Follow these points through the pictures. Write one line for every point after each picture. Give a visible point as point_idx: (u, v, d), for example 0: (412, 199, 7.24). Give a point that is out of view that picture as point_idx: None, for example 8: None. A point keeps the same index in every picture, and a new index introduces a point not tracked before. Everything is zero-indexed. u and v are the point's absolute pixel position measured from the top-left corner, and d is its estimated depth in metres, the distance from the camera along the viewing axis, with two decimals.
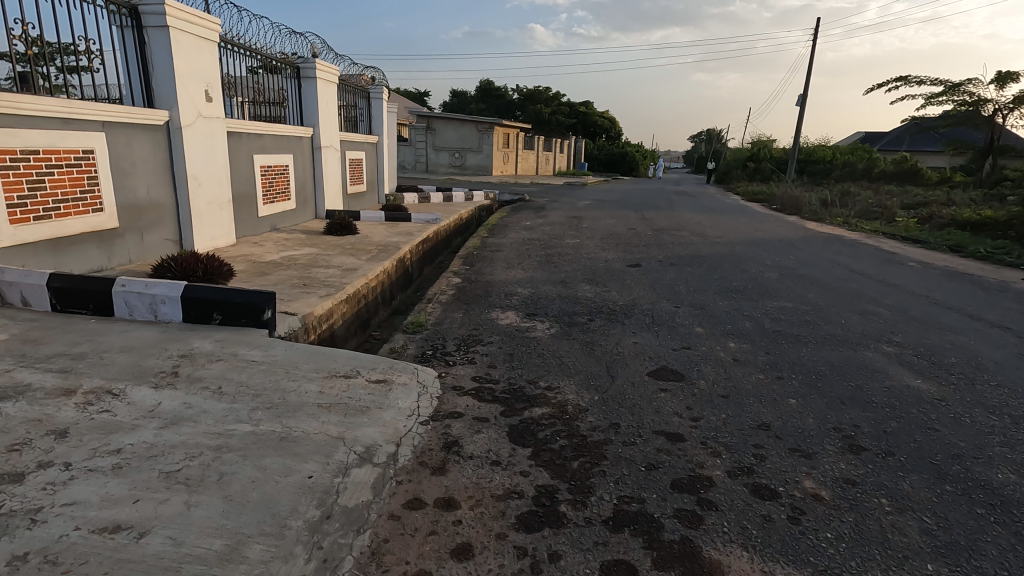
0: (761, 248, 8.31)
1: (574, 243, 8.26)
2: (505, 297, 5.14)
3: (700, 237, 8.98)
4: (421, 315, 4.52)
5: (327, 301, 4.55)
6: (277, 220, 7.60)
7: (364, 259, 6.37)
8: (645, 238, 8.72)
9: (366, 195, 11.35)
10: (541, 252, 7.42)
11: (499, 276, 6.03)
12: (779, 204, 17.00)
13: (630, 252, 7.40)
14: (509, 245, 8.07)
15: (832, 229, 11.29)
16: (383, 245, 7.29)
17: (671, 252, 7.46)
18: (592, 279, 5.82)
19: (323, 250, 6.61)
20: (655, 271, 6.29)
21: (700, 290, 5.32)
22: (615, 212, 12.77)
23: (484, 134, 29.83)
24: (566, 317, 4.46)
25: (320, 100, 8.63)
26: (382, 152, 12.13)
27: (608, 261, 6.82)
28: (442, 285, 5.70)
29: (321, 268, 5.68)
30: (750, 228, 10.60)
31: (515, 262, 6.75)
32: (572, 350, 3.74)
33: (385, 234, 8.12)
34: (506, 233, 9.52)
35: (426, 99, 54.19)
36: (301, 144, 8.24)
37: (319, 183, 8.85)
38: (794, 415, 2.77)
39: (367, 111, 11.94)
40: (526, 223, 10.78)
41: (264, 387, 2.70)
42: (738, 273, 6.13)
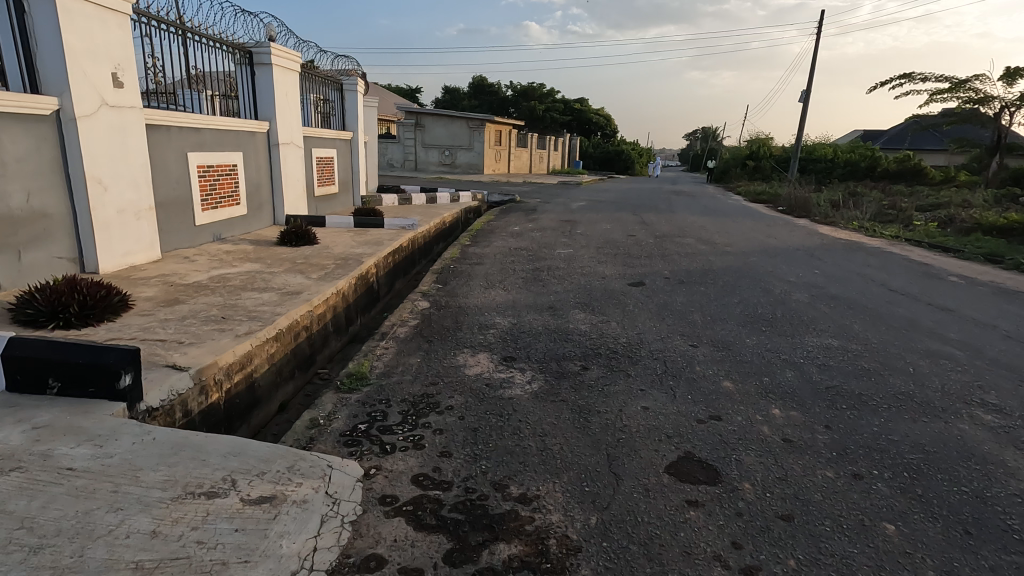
0: (778, 259, 7.34)
1: (567, 254, 7.24)
2: (478, 332, 4.12)
3: (708, 246, 8.00)
4: (366, 362, 3.49)
5: (246, 342, 3.52)
6: (220, 230, 6.55)
7: (315, 277, 5.33)
8: (648, 248, 7.71)
9: (338, 197, 10.30)
10: (528, 267, 6.40)
11: (476, 300, 5.01)
12: (784, 205, 16.06)
13: (631, 267, 6.39)
14: (492, 257, 7.04)
15: (848, 234, 10.34)
16: (344, 258, 6.25)
17: (679, 266, 6.47)
18: (587, 305, 4.81)
19: (268, 266, 5.57)
20: (663, 291, 5.30)
21: (720, 321, 4.33)
22: (611, 215, 11.78)
23: (476, 131, 28.77)
24: (552, 365, 3.44)
25: (278, 91, 7.58)
26: (357, 150, 11.08)
27: (606, 279, 5.80)
28: (405, 312, 4.67)
29: (256, 291, 4.65)
30: (760, 235, 9.62)
31: (496, 280, 5.73)
32: (559, 423, 2.73)
33: (350, 243, 7.08)
34: (491, 241, 8.49)
35: (418, 95, 53.05)
36: (253, 141, 7.19)
37: (277, 185, 7.79)
38: (903, 563, 1.78)
39: (341, 105, 10.87)
40: (514, 229, 9.75)
41: (58, 531, 1.67)
42: (761, 296, 5.14)
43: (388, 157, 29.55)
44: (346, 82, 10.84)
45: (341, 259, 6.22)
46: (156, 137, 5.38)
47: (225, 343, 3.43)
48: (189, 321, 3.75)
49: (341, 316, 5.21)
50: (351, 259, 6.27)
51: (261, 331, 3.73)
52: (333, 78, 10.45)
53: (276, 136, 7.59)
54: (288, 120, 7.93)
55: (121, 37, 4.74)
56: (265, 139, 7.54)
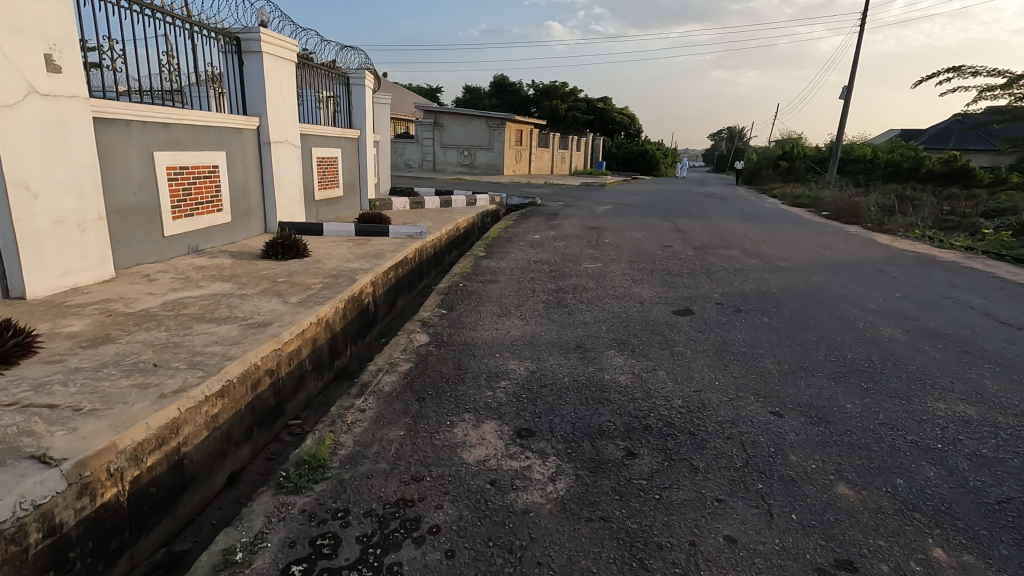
0: (845, 276, 6.25)
1: (595, 270, 6.25)
2: (485, 386, 3.15)
3: (757, 260, 6.95)
4: (329, 437, 2.55)
5: (174, 403, 2.62)
6: (197, 240, 5.72)
7: (293, 301, 4.44)
8: (689, 263, 6.66)
9: (342, 201, 9.45)
10: (550, 287, 5.42)
11: (486, 334, 4.05)
12: (829, 210, 14.79)
13: (673, 288, 5.37)
14: (507, 274, 6.10)
15: (912, 245, 9.13)
16: (335, 275, 5.35)
17: (730, 287, 5.43)
18: (624, 344, 3.81)
19: (241, 286, 4.69)
20: (717, 324, 4.27)
21: (802, 374, 3.30)
22: (641, 221, 10.74)
23: (496, 130, 27.84)
24: (583, 449, 2.46)
25: (269, 83, 6.73)
26: (364, 149, 10.24)
27: (645, 306, 4.78)
28: (397, 350, 3.75)
29: (215, 323, 3.77)
30: (814, 246, 8.47)
31: (511, 305, 4.77)
32: (599, 570, 1.76)
33: (346, 256, 6.20)
34: (508, 252, 7.53)
35: (437, 94, 52.41)
36: (238, 139, 6.36)
37: (268, 189, 6.95)
38: None
39: (347, 101, 10.02)
40: (535, 237, 8.79)
41: None
42: (843, 332, 4.08)
43: (406, 156, 28.79)
44: (353, 75, 9.96)
45: (331, 276, 5.32)
46: (111, 133, 4.55)
47: (140, 409, 2.53)
48: (107, 370, 2.87)
49: (324, 350, 4.31)
50: (342, 275, 5.37)
51: (199, 385, 2.83)
52: (339, 70, 9.59)
53: (267, 134, 6.76)
54: (282, 116, 7.09)
55: (59, 12, 3.91)
56: (254, 137, 6.70)
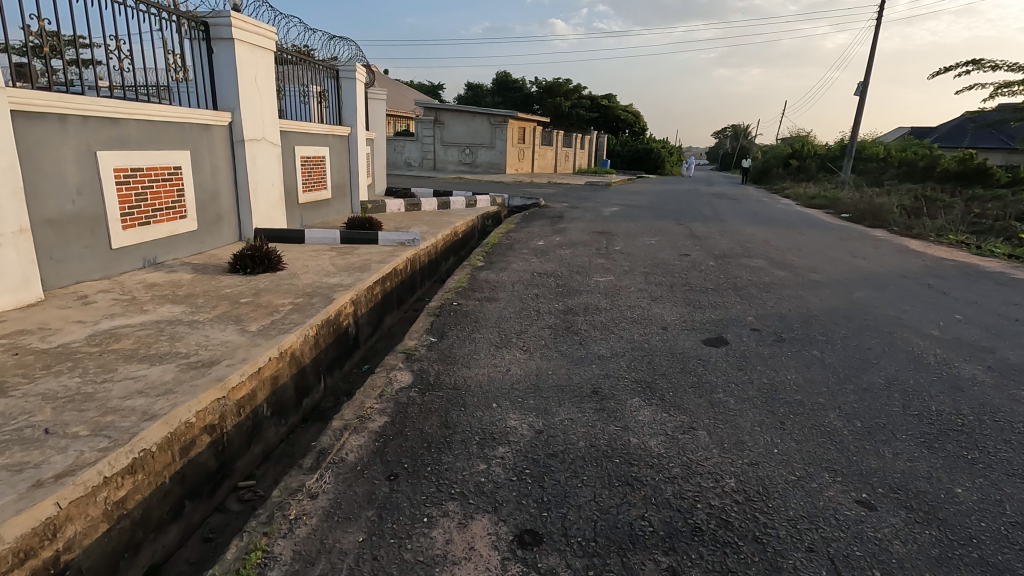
0: (890, 292, 5.53)
1: (607, 284, 5.53)
2: (478, 455, 2.45)
3: (787, 272, 6.23)
4: (260, 548, 1.86)
5: (49, 497, 1.92)
6: (153, 252, 5.04)
7: (252, 329, 3.74)
8: (712, 277, 5.94)
9: (330, 204, 8.76)
10: (557, 307, 4.70)
11: (481, 374, 3.34)
12: (848, 212, 14.03)
13: (699, 310, 4.65)
14: (508, 289, 5.39)
15: (950, 253, 8.40)
16: (309, 293, 4.64)
17: (765, 308, 4.71)
18: (650, 389, 3.10)
19: (194, 309, 4.00)
20: (759, 359, 3.56)
21: (883, 439, 2.58)
22: (653, 225, 10.02)
23: (498, 128, 27.10)
24: (611, 572, 1.76)
25: (242, 74, 6.02)
26: (355, 148, 9.54)
27: (669, 333, 4.07)
28: (370, 397, 3.04)
29: (147, 362, 3.08)
30: (844, 254, 7.73)
31: (512, 333, 4.06)
32: None
33: (326, 269, 5.50)
34: (509, 262, 6.82)
35: (439, 91, 51.69)
36: (205, 137, 5.67)
37: (242, 192, 6.25)
38: None
39: (336, 96, 9.31)
40: (539, 243, 8.08)
41: None
42: (914, 373, 3.37)
43: (406, 155, 28.11)
44: (343, 68, 9.23)
45: (305, 294, 4.62)
46: (39, 129, 3.88)
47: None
48: None
49: (288, 388, 3.61)
50: (317, 294, 4.66)
51: (97, 464, 2.13)
52: (328, 62, 8.86)
53: (240, 131, 6.06)
54: (259, 111, 6.38)
55: None
56: (226, 134, 6.00)
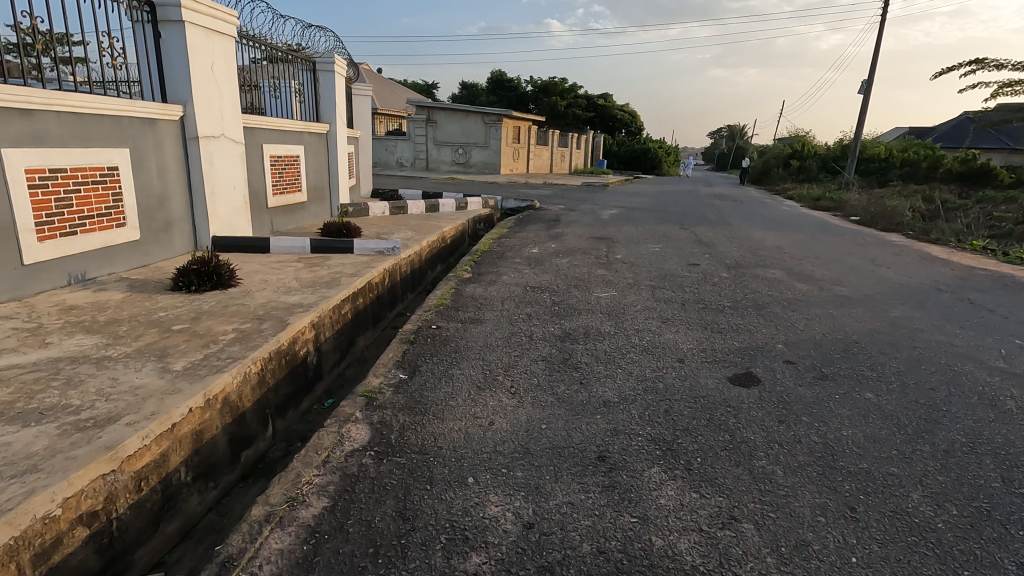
0: (932, 310, 4.86)
1: (609, 302, 4.85)
2: (443, 572, 1.75)
3: (810, 286, 5.57)
4: None
5: None
6: (81, 267, 4.34)
7: (177, 367, 3.04)
8: (727, 291, 5.27)
9: (305, 208, 8.05)
10: (552, 332, 4.01)
11: (457, 430, 2.64)
12: (857, 214, 13.40)
13: (718, 335, 3.98)
14: (496, 308, 4.69)
15: (978, 261, 7.74)
16: (259, 317, 3.94)
17: (795, 332, 4.04)
18: (672, 455, 2.41)
19: (111, 340, 3.30)
20: (802, 405, 2.87)
21: (998, 541, 1.89)
22: (655, 230, 9.35)
23: (493, 128, 26.39)
24: None
25: (195, 61, 5.30)
26: (334, 147, 8.82)
27: (686, 367, 3.39)
28: (310, 466, 2.35)
29: (20, 421, 2.38)
30: (866, 263, 7.07)
31: (498, 368, 3.36)
32: None
33: (287, 284, 4.79)
34: (499, 273, 6.13)
35: (432, 91, 51.00)
36: (150, 133, 4.95)
37: (197, 197, 5.54)
38: None
39: (314, 90, 8.58)
40: (533, 251, 7.38)
41: None
42: (1001, 427, 2.68)
43: (397, 155, 27.41)
44: (320, 59, 8.46)
45: (254, 317, 3.91)
46: None
47: None
48: None
49: (219, 443, 2.90)
50: (269, 316, 3.96)
51: None
52: (303, 53, 8.11)
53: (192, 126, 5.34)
54: (217, 104, 5.65)
55: None
56: (177, 130, 5.29)
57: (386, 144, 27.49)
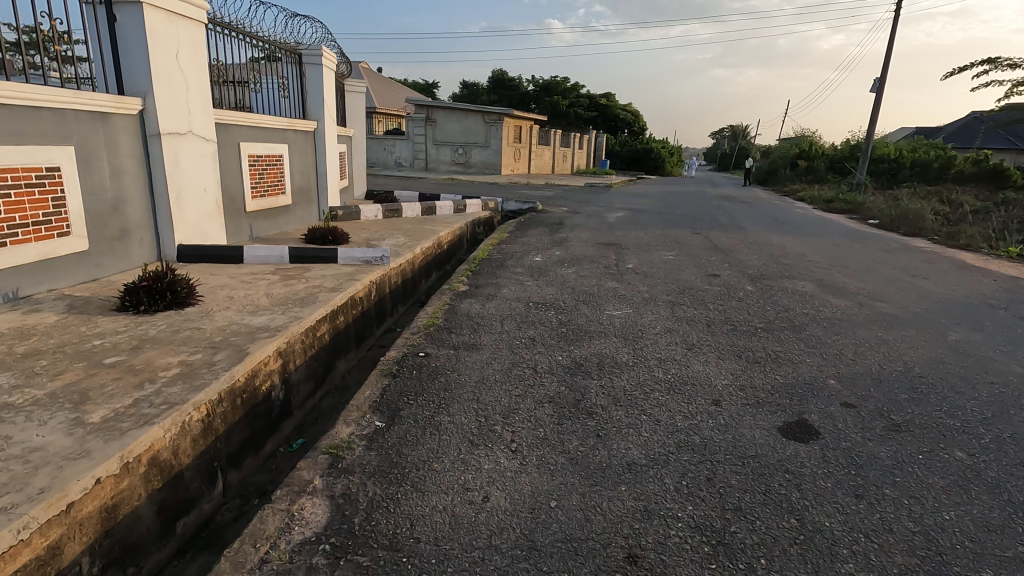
0: (993, 331, 4.25)
1: (623, 322, 4.25)
2: None
3: (847, 301, 4.96)
4: None
5: None
6: (13, 283, 3.75)
7: (95, 418, 2.45)
8: (756, 309, 4.66)
9: (289, 212, 7.46)
10: (560, 362, 3.40)
11: (441, 510, 2.04)
12: (875, 217, 12.78)
13: (754, 367, 3.38)
14: (494, 329, 4.08)
15: (1018, 270, 7.13)
16: (215, 345, 3.34)
17: (845, 364, 3.43)
18: (726, 554, 1.81)
19: (22, 380, 2.71)
20: (880, 472, 2.27)
21: None
22: (666, 235, 8.75)
23: (493, 127, 25.75)
24: None
25: (156, 48, 4.70)
26: (323, 146, 8.22)
27: (724, 413, 2.79)
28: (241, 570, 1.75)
29: None
30: (900, 273, 6.47)
31: (496, 414, 2.76)
32: None
33: (255, 302, 4.19)
34: (499, 285, 5.53)
35: (432, 90, 50.39)
36: (102, 129, 4.36)
37: (160, 201, 4.94)
38: None
39: (301, 86, 7.97)
40: (536, 259, 6.78)
41: None
42: None
43: (396, 155, 26.86)
44: (306, 52, 7.81)
45: (208, 346, 3.31)
46: None
47: None
48: None
49: (143, 516, 2.31)
50: (226, 344, 3.36)
51: None
52: (287, 45, 7.47)
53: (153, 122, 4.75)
54: (183, 97, 5.05)
55: None
56: (135, 126, 4.69)
57: (384, 144, 26.94)
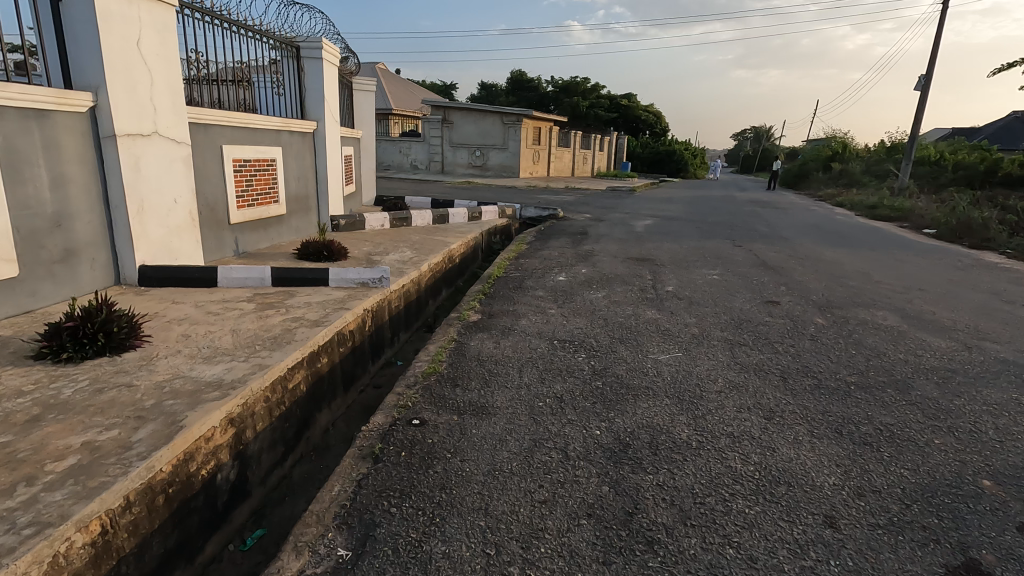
0: None
1: (673, 374, 3.36)
2: None
3: (948, 343, 4.00)
4: None
5: None
6: None
7: None
8: (839, 353, 3.73)
9: (283, 223, 6.71)
10: (598, 442, 2.54)
11: None
12: (931, 226, 11.62)
13: (865, 454, 2.47)
14: (510, 383, 3.22)
15: None
16: (142, 413, 2.53)
17: (991, 450, 2.51)
18: None
19: None
20: None
21: None
22: (704, 249, 7.80)
23: (512, 129, 24.84)
24: None
25: (110, 33, 3.94)
26: (323, 149, 7.45)
27: (849, 546, 1.90)
28: None
29: None
30: (993, 300, 5.45)
31: (512, 542, 1.91)
32: None
33: (215, 343, 3.39)
34: (516, 314, 4.67)
35: (451, 91, 49.76)
36: (38, 130, 3.61)
37: (117, 215, 4.19)
38: None
39: (300, 82, 7.20)
40: (559, 279, 5.90)
41: None
42: None
43: (412, 157, 26.19)
44: (305, 44, 7.02)
45: (132, 416, 2.50)
46: None
47: None
48: None
49: None
50: (157, 412, 2.55)
51: None
52: (282, 36, 6.66)
53: (107, 122, 4.00)
54: (146, 92, 4.30)
55: None
56: (85, 126, 3.94)
57: (400, 146, 26.27)
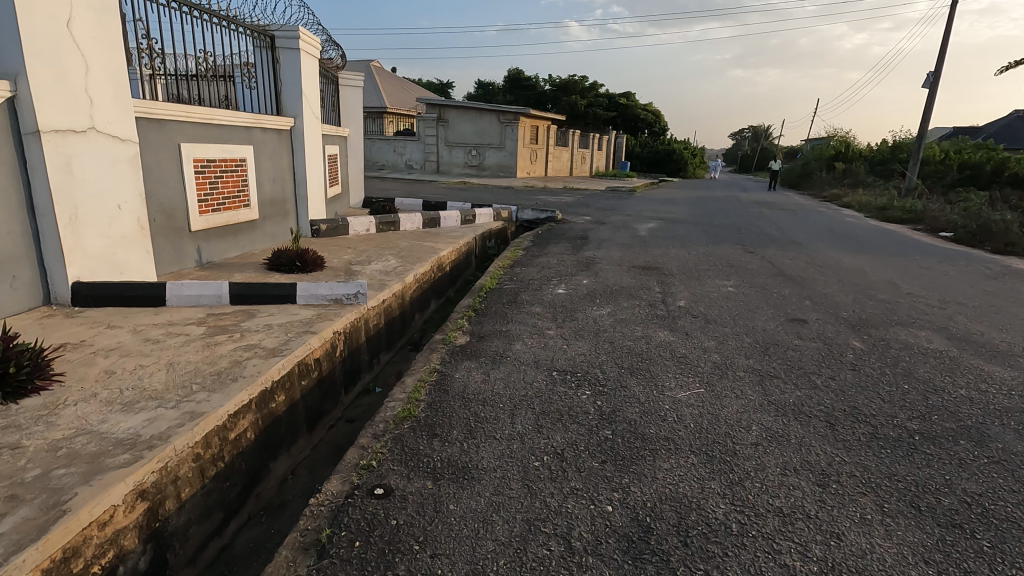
0: None
1: (696, 418, 2.79)
2: None
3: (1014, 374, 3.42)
4: None
5: None
6: None
7: None
8: (888, 389, 3.16)
9: (256, 229, 6.12)
10: (612, 526, 1.97)
11: None
12: (950, 229, 11.04)
13: (959, 544, 1.90)
14: (499, 433, 2.65)
15: None
16: (17, 491, 1.95)
17: None
18: None
19: None
20: None
21: None
22: (715, 256, 7.23)
23: (509, 127, 24.24)
24: None
25: (30, 10, 3.35)
26: (302, 149, 6.85)
27: None
28: None
29: None
30: None
31: None
32: None
33: (143, 382, 2.81)
34: (510, 335, 4.09)
35: (448, 90, 49.12)
36: None
37: (46, 224, 3.61)
38: None
39: (276, 75, 6.61)
40: (558, 292, 5.32)
41: None
42: None
43: (407, 157, 25.60)
44: (280, 33, 6.43)
45: (2, 496, 1.92)
46: None
47: None
48: None
49: None
50: (38, 488, 1.97)
51: None
52: (254, 24, 6.07)
53: (29, 116, 3.41)
54: (81, 81, 3.71)
55: None
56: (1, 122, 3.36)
57: (395, 145, 25.65)
